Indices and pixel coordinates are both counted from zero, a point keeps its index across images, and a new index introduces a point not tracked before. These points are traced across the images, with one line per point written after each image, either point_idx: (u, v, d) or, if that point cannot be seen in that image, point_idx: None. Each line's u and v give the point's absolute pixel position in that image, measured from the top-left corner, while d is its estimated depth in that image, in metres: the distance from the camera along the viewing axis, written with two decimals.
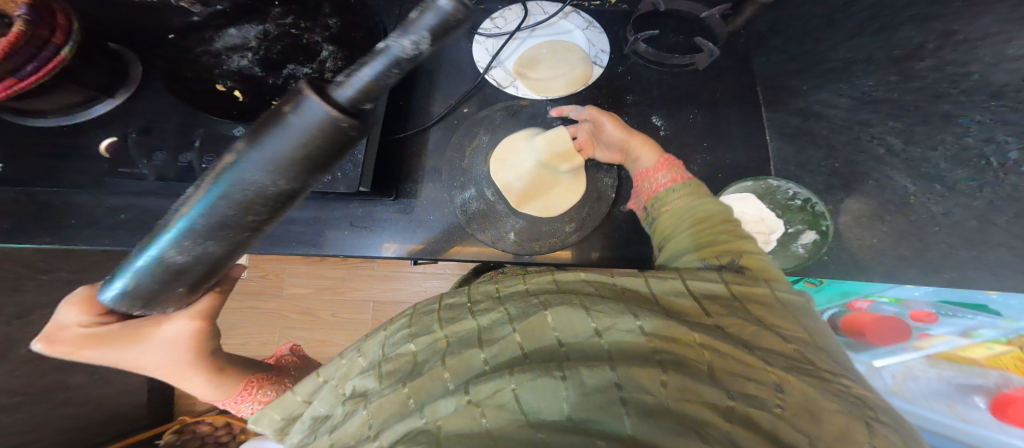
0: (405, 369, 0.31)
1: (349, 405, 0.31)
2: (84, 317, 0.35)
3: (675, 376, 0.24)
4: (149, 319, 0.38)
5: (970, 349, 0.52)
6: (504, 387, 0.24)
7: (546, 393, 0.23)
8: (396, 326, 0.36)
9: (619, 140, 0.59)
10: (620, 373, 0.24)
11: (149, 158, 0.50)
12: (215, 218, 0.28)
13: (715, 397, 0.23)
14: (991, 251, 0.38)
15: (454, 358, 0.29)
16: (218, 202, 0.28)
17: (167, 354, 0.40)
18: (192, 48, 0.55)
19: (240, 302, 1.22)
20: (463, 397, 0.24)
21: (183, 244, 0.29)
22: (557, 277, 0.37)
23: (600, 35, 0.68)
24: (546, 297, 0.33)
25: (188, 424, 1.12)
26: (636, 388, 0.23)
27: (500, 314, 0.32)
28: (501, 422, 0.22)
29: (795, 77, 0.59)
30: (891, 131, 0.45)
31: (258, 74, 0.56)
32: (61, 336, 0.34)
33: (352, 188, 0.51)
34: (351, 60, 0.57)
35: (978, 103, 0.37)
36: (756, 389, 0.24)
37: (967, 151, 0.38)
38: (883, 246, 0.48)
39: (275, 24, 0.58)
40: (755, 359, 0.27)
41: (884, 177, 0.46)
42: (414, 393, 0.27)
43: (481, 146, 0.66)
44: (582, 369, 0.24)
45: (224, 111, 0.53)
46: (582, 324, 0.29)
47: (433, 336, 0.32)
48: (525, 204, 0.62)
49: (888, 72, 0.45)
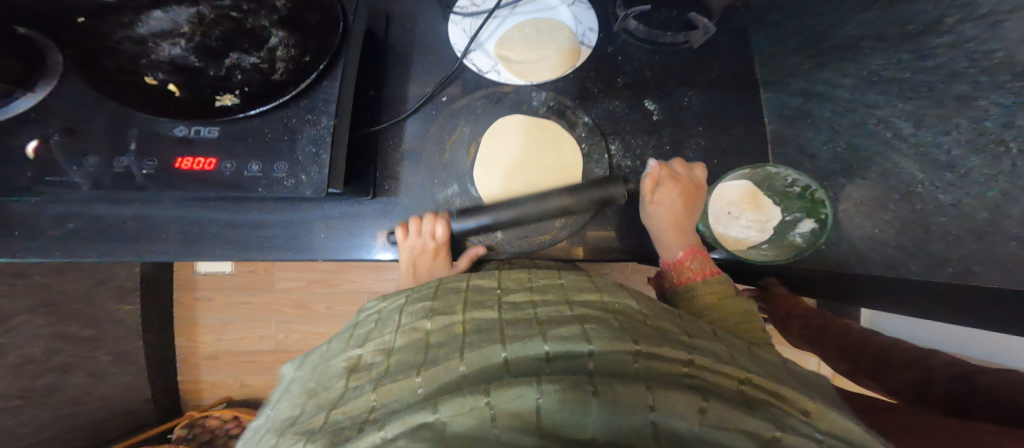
0: (418, 345, 0.32)
1: (353, 380, 0.31)
2: (440, 231, 0.56)
3: (715, 405, 0.26)
4: (465, 255, 0.59)
5: (882, 289, 0.47)
6: (527, 394, 0.25)
7: (573, 409, 0.25)
8: (420, 294, 0.40)
9: (657, 231, 0.56)
10: (657, 395, 0.26)
11: (80, 164, 0.47)
12: (552, 208, 0.52)
13: (758, 427, 0.25)
14: (1002, 245, 0.35)
15: (473, 352, 0.30)
16: (562, 202, 0.52)
17: (435, 268, 0.59)
18: (111, 33, 0.49)
19: (229, 298, 1.20)
20: (483, 401, 0.25)
21: (523, 214, 0.52)
22: (595, 281, 0.41)
23: (588, 11, 0.62)
24: (581, 309, 0.35)
25: (197, 419, 1.11)
26: (672, 413, 0.25)
27: (528, 315, 0.34)
28: (511, 432, 0.24)
29: (797, 54, 0.55)
30: (900, 113, 0.43)
31: (194, 65, 0.50)
32: (429, 228, 0.57)
33: (321, 191, 0.49)
34: (307, 47, 0.52)
35: (999, 83, 0.34)
36: (793, 422, 0.26)
37: (984, 137, 0.35)
38: (886, 238, 0.45)
39: (211, 6, 0.51)
40: (788, 394, 0.29)
41: (891, 163, 0.44)
42: (425, 383, 0.28)
43: (463, 137, 0.61)
44: (615, 385, 0.26)
45: (161, 109, 0.48)
46: (618, 332, 0.31)
47: (453, 319, 0.35)
48: (552, 128, 0.60)
49: (900, 49, 0.42)
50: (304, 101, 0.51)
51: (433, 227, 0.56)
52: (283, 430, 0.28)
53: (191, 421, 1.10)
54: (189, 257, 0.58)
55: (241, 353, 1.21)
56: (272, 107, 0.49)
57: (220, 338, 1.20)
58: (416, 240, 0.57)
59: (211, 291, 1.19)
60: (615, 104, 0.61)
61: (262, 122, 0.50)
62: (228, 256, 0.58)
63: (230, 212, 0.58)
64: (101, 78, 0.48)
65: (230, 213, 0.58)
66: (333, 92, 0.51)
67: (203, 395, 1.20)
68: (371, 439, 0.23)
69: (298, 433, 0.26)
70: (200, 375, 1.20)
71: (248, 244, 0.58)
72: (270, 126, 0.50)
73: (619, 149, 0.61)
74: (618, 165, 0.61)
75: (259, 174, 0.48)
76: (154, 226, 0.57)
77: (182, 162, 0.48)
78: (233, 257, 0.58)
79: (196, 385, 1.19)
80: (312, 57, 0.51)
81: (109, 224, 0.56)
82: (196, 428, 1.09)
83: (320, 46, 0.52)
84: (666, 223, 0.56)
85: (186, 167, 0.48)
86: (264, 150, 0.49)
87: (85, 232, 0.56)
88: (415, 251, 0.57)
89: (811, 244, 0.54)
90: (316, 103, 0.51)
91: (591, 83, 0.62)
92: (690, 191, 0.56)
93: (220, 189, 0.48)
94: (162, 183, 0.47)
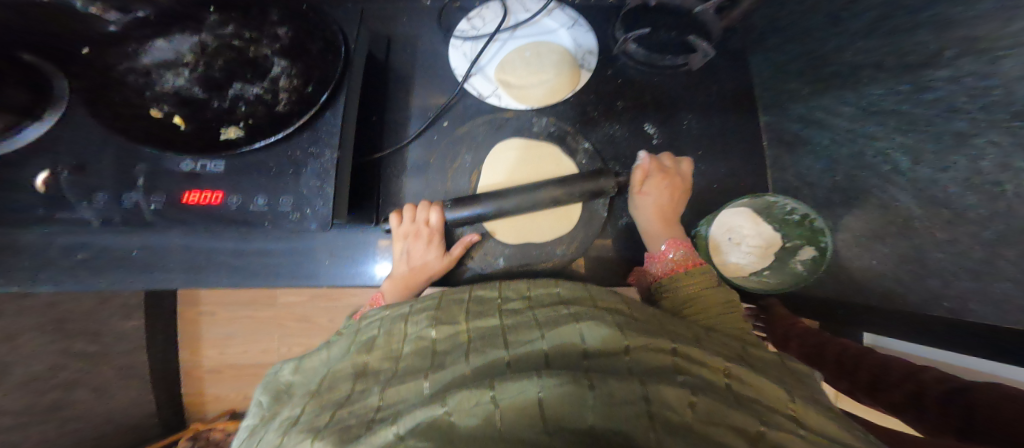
0: (424, 353, 0.33)
1: (359, 386, 0.31)
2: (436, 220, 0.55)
3: (704, 401, 0.27)
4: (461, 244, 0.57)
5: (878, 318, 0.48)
6: (526, 387, 0.26)
7: (570, 400, 0.26)
8: (421, 303, 0.40)
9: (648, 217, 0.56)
10: (651, 389, 0.27)
11: (89, 199, 0.47)
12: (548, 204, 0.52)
13: (745, 423, 0.26)
14: (996, 284, 0.36)
15: (478, 356, 0.31)
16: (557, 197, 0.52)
17: (433, 261, 0.56)
18: (115, 64, 0.50)
19: (234, 311, 1.16)
20: (488, 393, 0.27)
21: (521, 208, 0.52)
22: (590, 287, 0.42)
23: (588, 34, 0.62)
24: (577, 309, 0.35)
25: (201, 431, 1.08)
26: (663, 406, 0.26)
27: (528, 319, 0.35)
28: (514, 426, 0.25)
29: (795, 79, 0.55)
30: (898, 146, 0.43)
31: (198, 97, 0.50)
32: (423, 215, 0.56)
33: (326, 224, 0.49)
34: (308, 77, 0.52)
35: (999, 122, 0.34)
36: (780, 420, 0.27)
37: (981, 177, 0.36)
38: (883, 270, 0.46)
39: (212, 35, 0.52)
40: (778, 392, 0.29)
41: (887, 197, 0.45)
42: (432, 384, 0.29)
43: (464, 166, 0.61)
44: (609, 380, 0.27)
45: (167, 143, 0.48)
46: (609, 330, 0.32)
47: (457, 328, 0.35)
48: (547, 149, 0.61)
49: (899, 80, 0.42)
50: (307, 133, 0.51)
51: (427, 214, 0.55)
52: (288, 427, 0.28)
53: (195, 433, 1.08)
54: (196, 284, 0.59)
55: (246, 366, 1.16)
56: (276, 139, 0.50)
57: (225, 350, 1.15)
58: (410, 227, 0.56)
59: (216, 304, 1.14)
60: (615, 129, 0.62)
61: (267, 154, 0.50)
62: (233, 283, 0.59)
63: (235, 240, 0.59)
64: (106, 111, 0.48)
65: (234, 241, 0.59)
66: (335, 122, 0.51)
67: (206, 407, 1.14)
68: (386, 435, 0.25)
69: (306, 430, 0.27)
70: (204, 386, 1.14)
71: (254, 271, 0.59)
72: (273, 159, 0.50)
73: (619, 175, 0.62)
74: (619, 192, 0.61)
75: (264, 209, 0.49)
76: (160, 255, 0.58)
77: (189, 197, 0.48)
78: (240, 285, 0.59)
79: (200, 397, 1.14)
80: (313, 88, 0.51)
81: (115, 253, 0.57)
82: (200, 440, 1.07)
83: (321, 75, 0.52)
84: (659, 210, 0.55)
85: (193, 202, 0.48)
86: (269, 184, 0.50)
87: (93, 262, 0.57)
88: (408, 242, 0.55)
89: (811, 270, 0.54)
90: (319, 134, 0.51)
91: (591, 108, 0.62)
92: (681, 185, 0.56)
93: (227, 223, 0.49)
94: (171, 218, 0.48)
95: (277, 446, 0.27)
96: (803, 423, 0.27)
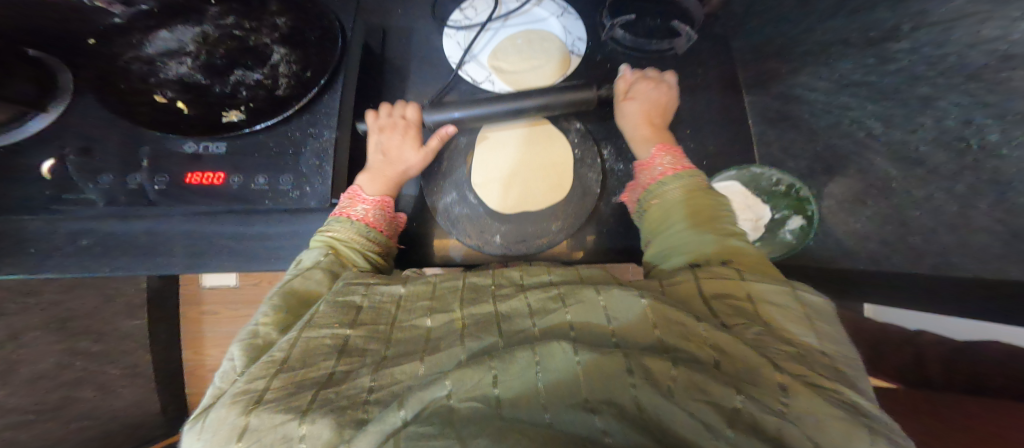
0: (417, 339, 0.34)
1: (343, 363, 0.31)
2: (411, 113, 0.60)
3: (685, 372, 0.26)
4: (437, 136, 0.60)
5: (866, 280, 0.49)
6: (527, 364, 0.27)
7: (568, 381, 0.27)
8: (416, 289, 0.39)
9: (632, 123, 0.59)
10: (634, 361, 0.27)
11: (96, 181, 0.49)
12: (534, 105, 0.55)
13: (725, 397, 0.25)
14: (973, 236, 0.37)
15: (474, 341, 0.32)
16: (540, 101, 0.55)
17: (408, 151, 0.59)
18: (120, 54, 0.51)
19: (238, 310, 1.21)
20: (489, 373, 0.27)
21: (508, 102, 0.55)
22: (581, 273, 0.43)
23: (576, 22, 0.65)
24: (566, 288, 0.36)
25: None
26: (648, 377, 0.26)
27: (521, 303, 0.35)
28: (516, 410, 0.26)
29: (775, 58, 0.58)
30: (871, 115, 0.45)
31: (201, 82, 0.52)
32: (400, 111, 0.61)
33: (324, 201, 0.51)
34: (307, 63, 0.54)
35: (955, 86, 0.38)
36: (763, 394, 0.26)
37: (949, 134, 0.38)
38: (867, 233, 0.47)
39: (214, 26, 0.54)
40: (757, 359, 0.28)
41: (866, 163, 0.47)
42: (429, 366, 0.30)
43: (458, 147, 0.63)
44: (599, 353, 0.28)
45: (173, 126, 0.50)
46: (599, 317, 0.32)
47: (452, 316, 0.35)
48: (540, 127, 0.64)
49: (865, 54, 0.45)
50: (306, 116, 0.53)
51: (405, 110, 0.61)
52: (249, 407, 0.26)
53: None
54: (197, 270, 0.59)
55: None
56: (276, 121, 0.51)
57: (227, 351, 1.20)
58: (387, 121, 0.61)
59: (218, 304, 1.20)
60: (604, 110, 0.64)
61: (268, 135, 0.52)
62: (233, 267, 0.60)
63: (235, 225, 0.60)
64: (112, 97, 0.50)
65: (235, 225, 0.60)
66: (333, 105, 0.53)
67: None
68: (393, 420, 0.24)
69: (282, 411, 0.26)
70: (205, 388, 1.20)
71: (253, 255, 0.60)
72: (274, 140, 0.52)
73: (611, 154, 0.63)
74: (610, 169, 0.63)
75: (265, 188, 0.50)
76: (161, 240, 0.59)
77: (191, 177, 0.50)
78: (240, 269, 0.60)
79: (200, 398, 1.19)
80: (313, 72, 0.53)
81: (119, 239, 0.58)
82: None
83: (320, 60, 0.54)
84: (641, 116, 0.58)
85: (196, 182, 0.50)
86: (269, 165, 0.51)
87: (95, 248, 0.58)
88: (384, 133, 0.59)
89: (800, 239, 0.55)
90: (317, 117, 0.53)
91: None
92: (660, 90, 0.60)
93: (228, 201, 0.50)
94: (172, 199, 0.49)
95: (242, 432, 0.25)
96: (787, 392, 0.26)
